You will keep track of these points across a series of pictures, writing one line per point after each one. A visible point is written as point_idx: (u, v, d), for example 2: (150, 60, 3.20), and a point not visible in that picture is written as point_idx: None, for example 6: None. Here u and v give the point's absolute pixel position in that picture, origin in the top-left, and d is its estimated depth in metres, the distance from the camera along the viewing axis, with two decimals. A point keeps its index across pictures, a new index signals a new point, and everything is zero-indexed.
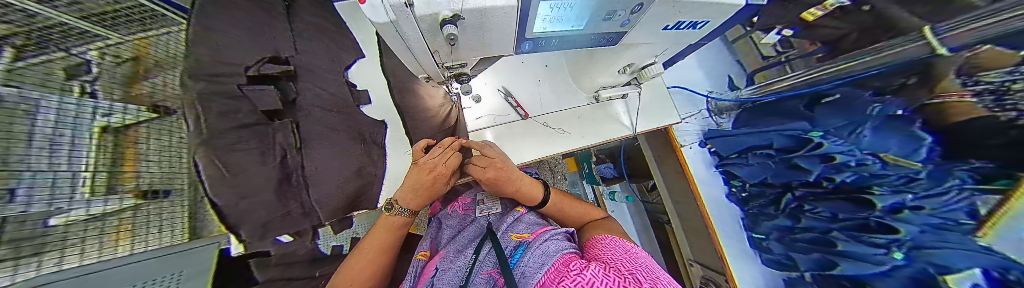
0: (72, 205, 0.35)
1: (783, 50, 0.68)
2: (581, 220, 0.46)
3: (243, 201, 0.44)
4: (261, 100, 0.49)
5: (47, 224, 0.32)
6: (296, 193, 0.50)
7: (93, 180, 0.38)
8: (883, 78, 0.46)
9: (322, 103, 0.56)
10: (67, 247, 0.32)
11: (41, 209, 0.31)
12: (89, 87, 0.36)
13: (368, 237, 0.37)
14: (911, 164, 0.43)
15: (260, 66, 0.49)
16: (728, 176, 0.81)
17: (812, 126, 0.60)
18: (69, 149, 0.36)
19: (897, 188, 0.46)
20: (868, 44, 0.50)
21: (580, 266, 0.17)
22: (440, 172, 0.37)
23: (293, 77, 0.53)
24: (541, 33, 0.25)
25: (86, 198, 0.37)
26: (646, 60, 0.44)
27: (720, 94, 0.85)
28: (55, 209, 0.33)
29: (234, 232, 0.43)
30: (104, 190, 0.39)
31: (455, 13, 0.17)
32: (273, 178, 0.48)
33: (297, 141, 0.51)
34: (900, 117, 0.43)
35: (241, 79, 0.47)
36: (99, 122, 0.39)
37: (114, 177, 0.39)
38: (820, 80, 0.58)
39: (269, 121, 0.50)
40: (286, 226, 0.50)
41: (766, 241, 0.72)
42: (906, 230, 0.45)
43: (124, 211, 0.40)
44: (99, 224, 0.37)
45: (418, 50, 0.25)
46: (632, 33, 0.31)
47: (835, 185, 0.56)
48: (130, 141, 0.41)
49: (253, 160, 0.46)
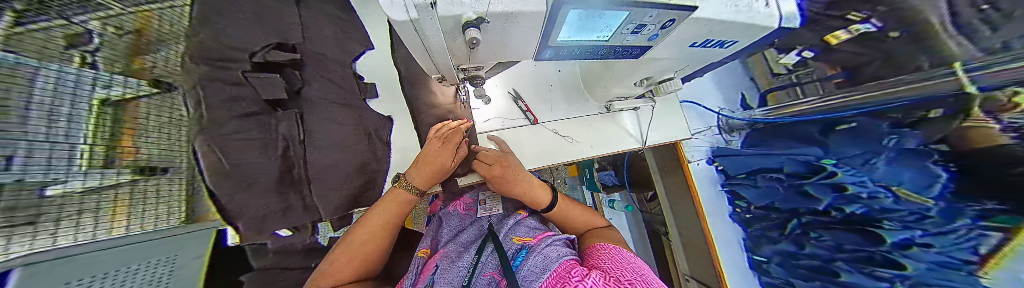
0: (70, 177, 0.23)
1: (795, 68, 0.67)
2: (585, 227, 0.45)
3: (241, 192, 0.36)
4: (267, 87, 0.41)
5: (46, 193, 0.21)
6: (295, 187, 0.42)
7: (89, 154, 0.25)
8: (904, 110, 0.46)
9: (331, 96, 0.48)
10: (67, 219, 0.22)
11: (41, 179, 0.21)
12: (98, 59, 0.27)
13: (375, 208, 0.39)
14: (923, 200, 0.45)
15: (268, 53, 0.42)
16: (734, 196, 0.78)
17: (825, 153, 0.58)
18: (65, 119, 0.23)
19: (907, 224, 0.48)
20: (890, 74, 0.49)
21: (581, 273, 0.21)
22: (440, 150, 0.41)
23: (300, 65, 0.45)
24: (566, 42, 0.23)
25: (84, 171, 0.25)
26: (665, 74, 0.43)
27: (732, 112, 0.81)
28: (51, 179, 0.22)
29: (232, 223, 0.35)
30: (101, 163, 0.26)
31: (480, 16, 0.17)
32: (274, 169, 0.40)
33: (302, 133, 0.43)
34: (917, 150, 0.45)
35: (245, 66, 0.39)
36: (100, 95, 0.27)
37: (111, 151, 0.27)
38: (841, 106, 0.55)
39: (271, 110, 0.41)
40: (285, 221, 0.41)
41: (768, 264, 0.71)
42: (914, 267, 0.47)
43: (116, 186, 0.27)
44: (95, 198, 0.25)
45: (436, 51, 0.24)
46: (658, 47, 0.29)
47: (845, 215, 0.56)
48: (129, 119, 0.28)
49: (253, 149, 0.38)
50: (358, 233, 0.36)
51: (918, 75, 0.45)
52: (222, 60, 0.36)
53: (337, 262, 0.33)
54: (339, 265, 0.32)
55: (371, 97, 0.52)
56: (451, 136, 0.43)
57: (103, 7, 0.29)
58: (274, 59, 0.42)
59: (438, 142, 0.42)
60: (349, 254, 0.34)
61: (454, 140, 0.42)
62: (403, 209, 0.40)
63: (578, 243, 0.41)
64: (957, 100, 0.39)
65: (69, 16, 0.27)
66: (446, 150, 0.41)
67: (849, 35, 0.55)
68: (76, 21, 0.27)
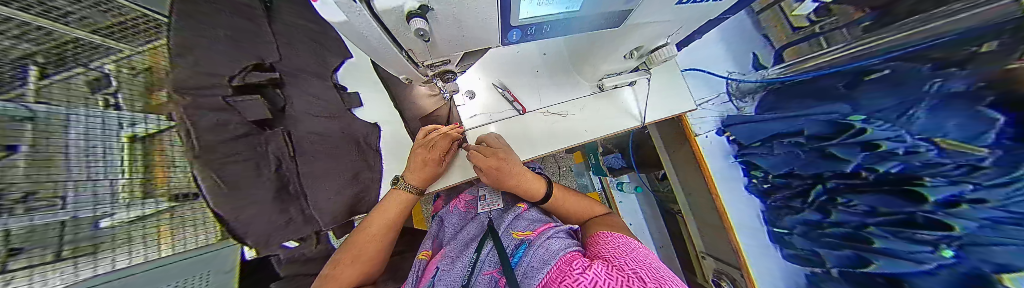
0: (118, 210, 0.46)
1: (820, 18, 0.60)
2: (582, 217, 0.45)
3: (245, 210, 0.54)
4: (248, 109, 0.57)
5: (99, 225, 0.43)
6: (295, 202, 0.61)
7: (132, 186, 0.48)
8: (944, 49, 0.37)
9: (312, 109, 0.66)
10: (121, 244, 0.44)
11: (97, 214, 0.43)
12: (115, 101, 0.49)
13: (376, 212, 0.43)
14: (976, 150, 0.34)
15: (247, 74, 0.60)
16: (750, 166, 0.75)
17: (853, 109, 0.52)
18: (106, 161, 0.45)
19: (953, 179, 0.38)
20: (929, 7, 0.41)
21: (582, 265, 0.20)
22: (429, 157, 0.42)
23: (279, 84, 0.63)
24: (529, 19, 0.21)
25: (129, 202, 0.47)
26: (658, 41, 0.40)
27: (745, 75, 0.78)
28: (105, 214, 0.44)
29: (244, 241, 0.54)
30: (141, 195, 0.49)
31: (421, 4, 0.14)
32: (273, 189, 0.58)
33: (291, 151, 0.62)
34: (967, 94, 0.34)
35: (223, 92, 0.55)
36: (127, 132, 0.49)
37: (150, 182, 0.51)
38: (867, 53, 0.49)
39: (261, 130, 0.59)
40: (290, 233, 0.60)
41: (790, 236, 0.67)
42: (963, 226, 0.38)
43: (161, 213, 0.51)
44: (142, 227, 0.48)
45: (390, 48, 0.23)
46: (640, 10, 0.26)
47: (878, 175, 0.48)
48: (155, 150, 0.50)
49: (249, 169, 0.56)
50: (359, 238, 0.40)
51: (952, 9, 0.37)
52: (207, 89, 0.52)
53: (340, 267, 0.36)
54: (344, 268, 0.35)
55: (354, 106, 0.69)
56: (438, 143, 0.43)
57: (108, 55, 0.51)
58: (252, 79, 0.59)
59: (426, 149, 0.43)
60: (347, 260, 0.37)
61: (440, 147, 0.43)
62: (400, 210, 0.44)
63: (579, 232, 0.41)
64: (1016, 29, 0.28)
65: (89, 64, 0.48)
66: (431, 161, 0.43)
67: None
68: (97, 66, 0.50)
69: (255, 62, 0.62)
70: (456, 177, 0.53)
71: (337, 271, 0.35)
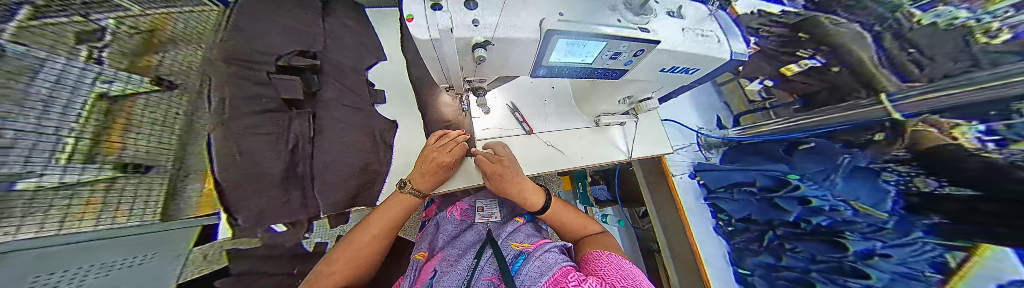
0: (50, 170, 0.26)
1: (767, 96, 0.77)
2: (580, 233, 0.47)
3: (249, 184, 0.43)
4: (283, 86, 0.53)
5: (14, 187, 0.22)
6: (300, 182, 0.50)
7: (77, 144, 0.28)
8: (850, 132, 0.54)
9: (343, 100, 0.59)
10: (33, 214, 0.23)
11: (14, 169, 0.22)
12: None
13: (378, 211, 0.43)
14: (879, 214, 0.48)
15: (292, 58, 0.55)
16: (716, 209, 0.83)
17: (790, 169, 0.66)
18: (69, 94, 0.28)
19: (867, 235, 0.50)
20: (837, 102, 0.58)
21: (577, 278, 0.22)
22: (444, 161, 0.44)
23: (317, 71, 0.58)
24: (556, 62, 0.28)
25: (65, 163, 0.27)
26: (645, 94, 0.49)
27: (710, 131, 0.90)
28: (27, 172, 0.23)
29: (233, 216, 0.42)
30: (84, 159, 0.29)
31: (486, 39, 0.22)
32: (282, 164, 0.48)
33: (311, 130, 0.53)
34: (869, 169, 0.50)
35: (270, 68, 0.53)
36: None
37: (99, 143, 0.30)
38: (796, 129, 0.65)
39: (287, 109, 0.53)
40: (285, 214, 0.48)
41: (752, 277, 0.72)
42: (878, 277, 0.48)
43: (98, 183, 0.29)
44: (69, 194, 0.27)
45: (450, 66, 0.28)
46: (635, 70, 0.35)
47: (813, 227, 0.60)
48: (123, 112, 0.33)
49: (267, 144, 0.47)
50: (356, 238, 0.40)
51: (858, 104, 0.53)
52: (253, 62, 0.50)
53: (330, 267, 0.36)
54: (336, 267, 0.36)
55: (380, 103, 0.63)
56: (455, 148, 0.46)
57: None
58: (296, 63, 0.55)
59: (442, 152, 0.44)
60: (342, 260, 0.37)
61: (456, 152, 0.46)
62: (403, 214, 0.44)
63: (574, 249, 0.43)
64: (893, 125, 0.46)
65: None
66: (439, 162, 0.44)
67: (801, 68, 0.68)
68: None
69: (301, 49, 0.58)
70: (456, 182, 0.54)
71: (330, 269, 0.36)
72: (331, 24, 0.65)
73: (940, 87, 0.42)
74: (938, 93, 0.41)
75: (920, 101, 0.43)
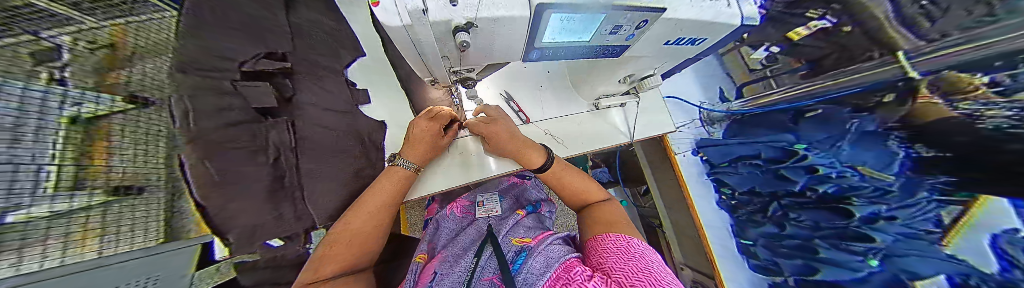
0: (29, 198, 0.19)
1: (769, 64, 0.80)
2: (582, 202, 0.45)
3: (231, 201, 0.32)
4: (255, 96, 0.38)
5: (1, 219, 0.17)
6: (289, 196, 0.39)
7: (56, 174, 0.22)
8: (855, 95, 0.59)
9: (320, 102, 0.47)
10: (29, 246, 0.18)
11: None
12: (66, 75, 0.24)
13: (374, 186, 0.39)
14: (886, 176, 0.54)
15: (258, 63, 0.41)
16: (720, 184, 0.87)
17: (797, 138, 0.69)
18: (37, 106, 0.21)
19: (873, 199, 0.56)
20: (846, 64, 0.63)
21: (580, 275, 0.20)
22: (429, 128, 0.44)
23: (291, 75, 0.45)
24: (549, 43, 0.25)
25: (51, 192, 0.21)
26: (646, 71, 0.47)
27: (713, 105, 0.91)
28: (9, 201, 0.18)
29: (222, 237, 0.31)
30: (69, 183, 0.23)
31: (468, 21, 0.19)
32: (266, 176, 0.37)
33: (292, 141, 0.41)
34: (874, 133, 0.56)
35: (235, 76, 0.37)
36: (68, 112, 0.24)
37: (79, 169, 0.24)
38: (818, 92, 0.67)
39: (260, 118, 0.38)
40: (275, 229, 0.37)
41: (754, 247, 0.78)
42: (882, 239, 0.55)
43: (89, 208, 0.24)
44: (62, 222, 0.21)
45: (431, 56, 0.26)
46: (636, 46, 0.32)
47: (818, 195, 0.65)
48: (103, 135, 0.25)
49: (242, 155, 0.35)
50: (352, 216, 0.35)
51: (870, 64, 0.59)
52: (210, 70, 0.35)
53: (328, 252, 0.31)
54: (335, 250, 0.32)
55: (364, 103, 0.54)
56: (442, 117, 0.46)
57: (64, 23, 0.27)
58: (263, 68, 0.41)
59: (424, 121, 0.44)
60: (344, 242, 0.33)
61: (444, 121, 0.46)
62: (401, 187, 0.41)
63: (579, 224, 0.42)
64: (906, 85, 0.52)
65: (35, 31, 0.24)
66: (432, 128, 0.45)
67: (808, 31, 0.71)
68: (43, 35, 0.25)
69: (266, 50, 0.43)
70: (454, 179, 0.52)
71: (327, 254, 0.31)
72: (297, 19, 0.52)
73: (955, 44, 0.47)
74: (963, 49, 0.46)
75: (937, 58, 0.49)
